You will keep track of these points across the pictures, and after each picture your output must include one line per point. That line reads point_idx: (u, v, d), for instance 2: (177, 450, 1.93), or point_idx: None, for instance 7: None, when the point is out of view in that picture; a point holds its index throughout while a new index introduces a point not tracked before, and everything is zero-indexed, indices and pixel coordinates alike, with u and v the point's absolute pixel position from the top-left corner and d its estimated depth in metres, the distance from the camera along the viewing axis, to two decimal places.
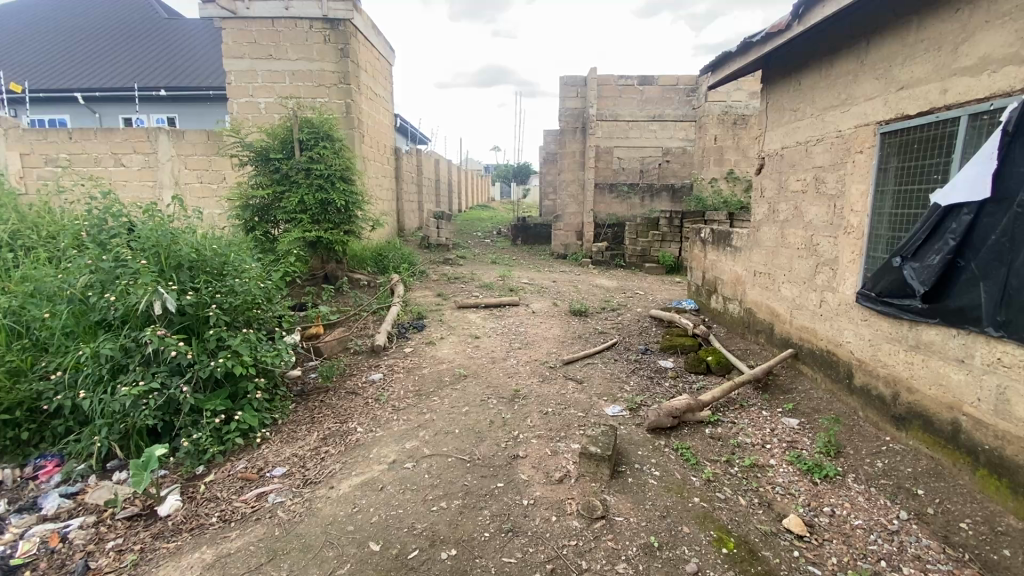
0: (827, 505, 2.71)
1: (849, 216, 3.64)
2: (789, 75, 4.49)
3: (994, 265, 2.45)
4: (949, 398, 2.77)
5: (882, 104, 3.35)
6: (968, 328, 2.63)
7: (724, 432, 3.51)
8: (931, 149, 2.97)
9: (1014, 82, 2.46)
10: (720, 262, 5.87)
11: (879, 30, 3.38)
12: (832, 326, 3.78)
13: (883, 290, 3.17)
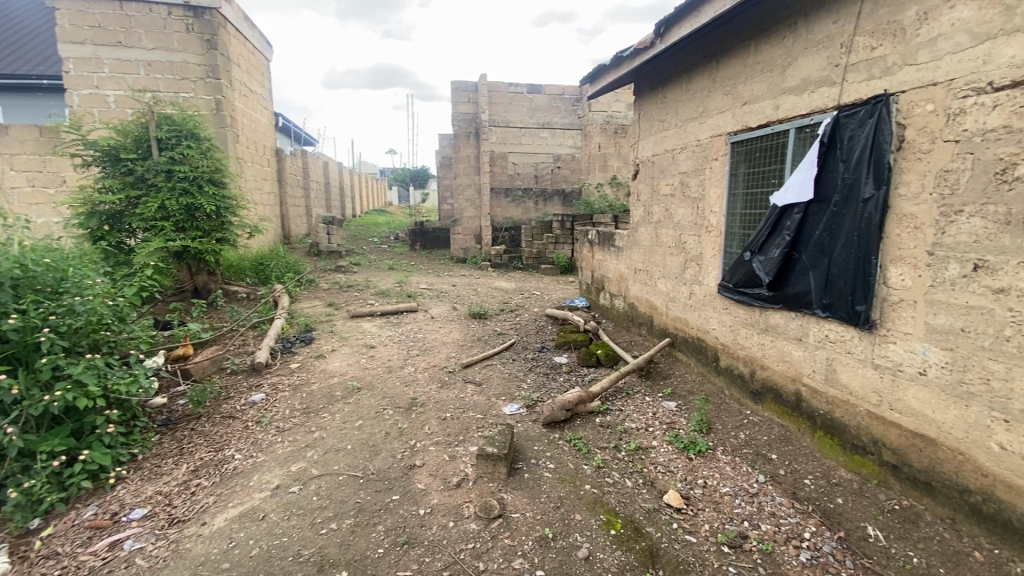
0: (700, 478, 2.99)
1: (710, 217, 4.07)
2: (656, 89, 4.92)
3: (819, 256, 2.87)
4: (792, 371, 3.20)
5: (731, 116, 3.79)
6: (803, 311, 3.06)
7: (613, 420, 3.74)
8: (769, 157, 3.42)
9: (827, 101, 2.91)
10: (606, 261, 6.25)
11: (726, 52, 3.81)
12: (700, 316, 4.20)
13: (739, 281, 3.60)
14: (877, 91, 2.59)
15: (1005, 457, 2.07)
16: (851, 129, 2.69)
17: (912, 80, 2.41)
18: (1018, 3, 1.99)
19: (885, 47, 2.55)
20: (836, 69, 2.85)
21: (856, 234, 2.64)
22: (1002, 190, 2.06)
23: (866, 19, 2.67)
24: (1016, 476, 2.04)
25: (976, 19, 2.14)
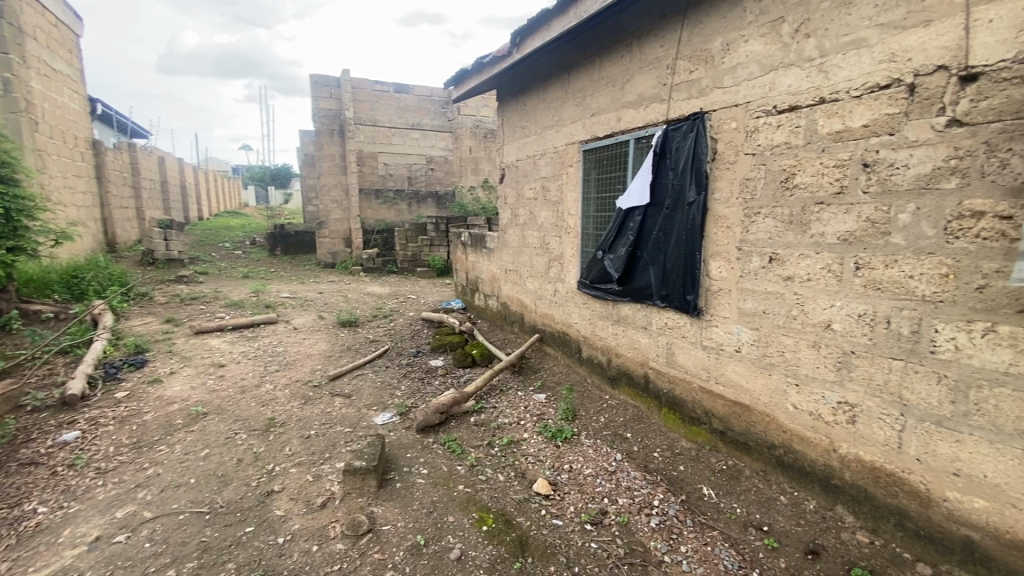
0: (566, 463, 3.18)
1: (568, 218, 4.35)
2: (515, 97, 5.15)
3: (657, 253, 3.25)
4: (641, 357, 3.56)
5: (582, 126, 4.09)
6: (647, 302, 3.43)
7: (487, 417, 3.82)
8: (615, 164, 3.76)
9: (658, 115, 3.29)
10: (479, 262, 6.35)
11: (575, 66, 4.12)
12: (564, 311, 4.48)
13: (595, 278, 3.92)
14: (695, 109, 2.98)
15: (797, 414, 2.51)
16: (677, 141, 3.08)
17: (721, 100, 2.81)
18: (791, 41, 2.42)
19: (700, 71, 2.95)
20: (664, 88, 3.23)
21: (684, 233, 3.02)
22: (786, 195, 2.49)
23: (685, 45, 3.05)
24: (806, 429, 2.48)
25: (763, 52, 2.57)
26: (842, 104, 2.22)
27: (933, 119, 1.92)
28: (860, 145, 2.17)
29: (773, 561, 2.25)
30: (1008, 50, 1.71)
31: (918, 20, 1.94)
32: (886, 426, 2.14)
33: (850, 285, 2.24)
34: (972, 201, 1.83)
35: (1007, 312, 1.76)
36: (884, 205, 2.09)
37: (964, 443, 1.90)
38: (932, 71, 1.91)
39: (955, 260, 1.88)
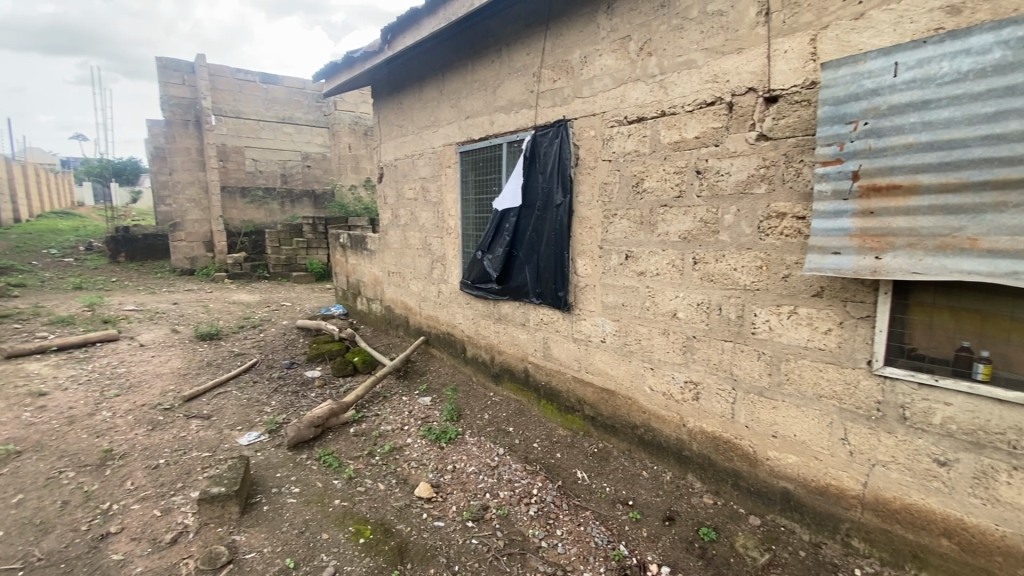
0: (449, 463, 3.18)
1: (448, 219, 4.36)
2: (391, 94, 5.02)
3: (532, 252, 3.40)
4: (521, 352, 3.69)
5: (457, 127, 4.12)
6: (524, 300, 3.56)
7: (368, 426, 3.68)
8: (490, 166, 3.85)
9: (527, 121, 3.42)
10: (359, 265, 6.11)
11: (449, 67, 4.14)
12: (447, 312, 4.48)
13: (475, 278, 3.98)
14: (559, 117, 3.16)
15: (654, 395, 2.78)
16: (545, 146, 3.24)
17: (581, 109, 3.01)
18: (637, 58, 2.67)
19: (563, 80, 3.13)
20: (532, 94, 3.37)
21: (554, 233, 3.20)
22: (638, 198, 2.74)
23: (548, 55, 3.22)
24: (661, 408, 2.75)
25: (615, 66, 2.80)
26: (679, 117, 2.50)
27: (747, 133, 2.23)
28: (694, 154, 2.45)
29: (636, 532, 2.46)
30: (798, 78, 2.04)
31: (733, 47, 2.25)
32: (722, 400, 2.45)
33: (690, 277, 2.52)
34: (777, 204, 2.15)
35: (805, 296, 2.10)
36: (713, 207, 2.39)
37: (778, 408, 2.23)
38: (744, 92, 2.22)
39: (767, 254, 2.21)
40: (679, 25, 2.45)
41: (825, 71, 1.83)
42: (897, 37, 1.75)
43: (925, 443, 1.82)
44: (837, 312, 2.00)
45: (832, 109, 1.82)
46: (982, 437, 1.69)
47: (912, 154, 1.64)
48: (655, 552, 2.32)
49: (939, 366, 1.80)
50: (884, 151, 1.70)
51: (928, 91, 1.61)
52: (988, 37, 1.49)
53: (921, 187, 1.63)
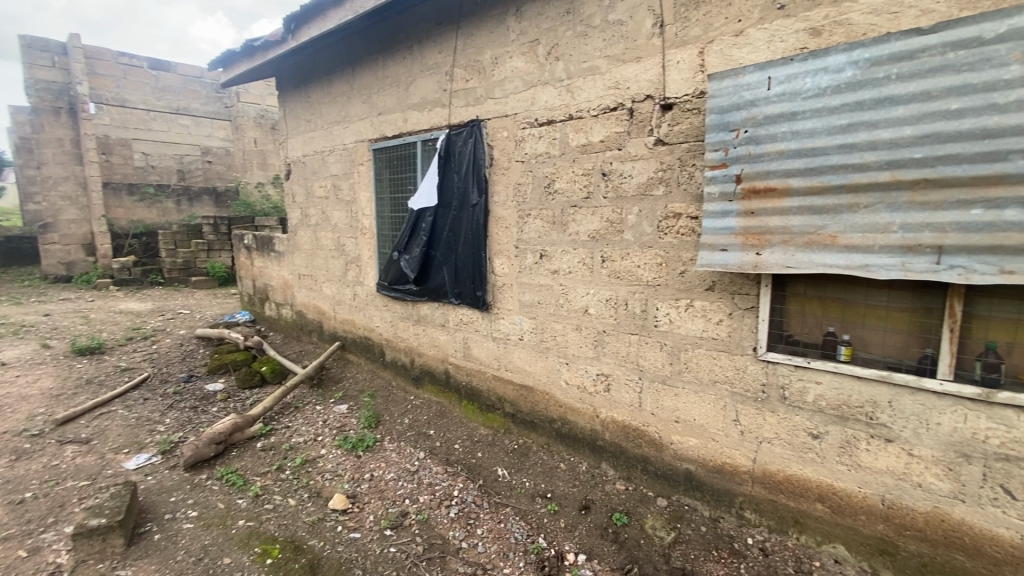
0: (367, 472, 3.08)
1: (362, 219, 4.21)
2: (297, 87, 4.76)
3: (449, 252, 3.38)
4: (441, 354, 3.65)
5: (369, 124, 3.99)
6: (442, 300, 3.53)
7: (277, 439, 3.47)
8: (404, 165, 3.77)
9: (441, 119, 3.39)
10: (267, 268, 5.74)
11: (359, 61, 3.99)
12: (364, 315, 4.34)
13: (391, 279, 3.88)
14: (472, 116, 3.16)
15: (569, 389, 2.86)
16: (459, 146, 3.23)
17: (494, 110, 3.04)
18: (546, 62, 2.74)
19: (475, 81, 3.13)
20: (445, 93, 3.34)
21: (470, 233, 3.20)
22: (549, 198, 2.81)
23: (460, 55, 3.20)
24: (576, 402, 2.84)
25: (525, 69, 2.85)
26: (585, 121, 2.59)
27: (646, 138, 2.36)
28: (600, 157, 2.56)
29: (554, 523, 2.52)
30: (689, 88, 2.19)
31: (632, 56, 2.37)
32: (631, 390, 2.58)
33: (599, 275, 2.63)
34: (674, 205, 2.30)
35: (699, 290, 2.26)
36: (618, 208, 2.51)
37: (680, 395, 2.39)
38: (643, 99, 2.35)
39: (666, 251, 2.35)
40: (583, 32, 2.54)
41: (711, 82, 1.97)
42: (770, 53, 1.93)
43: (801, 419, 2.03)
44: (727, 304, 2.18)
45: (718, 117, 1.97)
46: (845, 411, 1.92)
47: (783, 160, 1.82)
48: (572, 542, 2.40)
49: (811, 349, 2.02)
50: (761, 157, 1.86)
51: (796, 103, 1.78)
52: (842, 57, 1.67)
53: (792, 189, 1.81)
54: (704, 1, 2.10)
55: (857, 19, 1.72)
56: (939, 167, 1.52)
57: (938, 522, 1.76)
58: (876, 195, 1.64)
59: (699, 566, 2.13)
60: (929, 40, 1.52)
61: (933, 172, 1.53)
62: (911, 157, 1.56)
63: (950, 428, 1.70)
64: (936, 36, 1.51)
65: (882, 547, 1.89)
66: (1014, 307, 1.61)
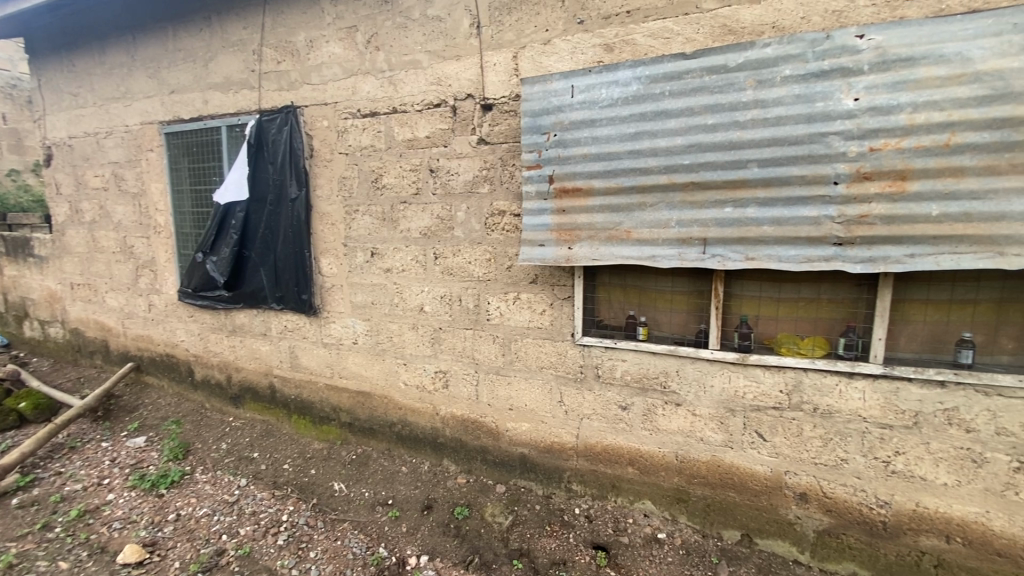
0: (171, 512, 2.63)
1: (155, 215, 3.57)
2: (56, 52, 3.84)
3: (266, 252, 3.05)
4: (263, 366, 3.29)
5: (159, 103, 3.39)
6: (261, 306, 3.18)
7: (42, 492, 2.78)
8: (207, 153, 3.28)
9: (249, 104, 3.03)
10: (23, 277, 4.55)
11: (141, 28, 3.36)
12: (164, 328, 3.70)
13: (197, 285, 3.37)
14: (286, 102, 2.89)
15: (407, 390, 2.80)
16: (273, 134, 2.93)
17: (311, 97, 2.81)
18: (365, 51, 2.61)
19: (288, 63, 2.86)
20: (253, 74, 2.99)
21: (290, 231, 2.93)
22: (377, 194, 2.70)
23: (269, 33, 2.89)
24: (415, 402, 2.79)
25: (343, 56, 2.68)
26: (409, 115, 2.54)
27: (469, 136, 2.40)
28: (426, 153, 2.53)
29: (396, 530, 2.45)
30: (505, 90, 2.27)
31: (452, 53, 2.38)
32: (468, 384, 2.62)
33: (432, 272, 2.61)
34: (497, 202, 2.38)
35: (524, 284, 2.38)
36: (446, 205, 2.51)
37: (513, 384, 2.49)
38: (464, 97, 2.38)
39: (493, 247, 2.43)
40: (402, 24, 2.48)
41: (523, 86, 2.08)
42: (574, 64, 2.09)
43: (612, 394, 2.27)
44: (548, 295, 2.33)
45: (531, 120, 2.08)
46: (646, 383, 2.19)
47: (586, 162, 1.99)
48: (415, 545, 2.35)
49: (617, 332, 2.27)
50: (569, 159, 2.02)
51: (594, 111, 1.96)
52: (628, 72, 1.89)
53: (594, 190, 2.00)
54: (514, 8, 2.20)
55: (640, 40, 1.96)
56: (702, 172, 1.80)
57: (716, 467, 2.11)
58: (658, 195, 1.89)
59: (535, 543, 2.25)
60: (691, 64, 1.79)
61: (698, 176, 1.81)
62: (682, 163, 1.83)
63: (720, 388, 2.05)
64: (695, 61, 1.78)
65: (678, 495, 2.20)
66: (757, 286, 2.00)
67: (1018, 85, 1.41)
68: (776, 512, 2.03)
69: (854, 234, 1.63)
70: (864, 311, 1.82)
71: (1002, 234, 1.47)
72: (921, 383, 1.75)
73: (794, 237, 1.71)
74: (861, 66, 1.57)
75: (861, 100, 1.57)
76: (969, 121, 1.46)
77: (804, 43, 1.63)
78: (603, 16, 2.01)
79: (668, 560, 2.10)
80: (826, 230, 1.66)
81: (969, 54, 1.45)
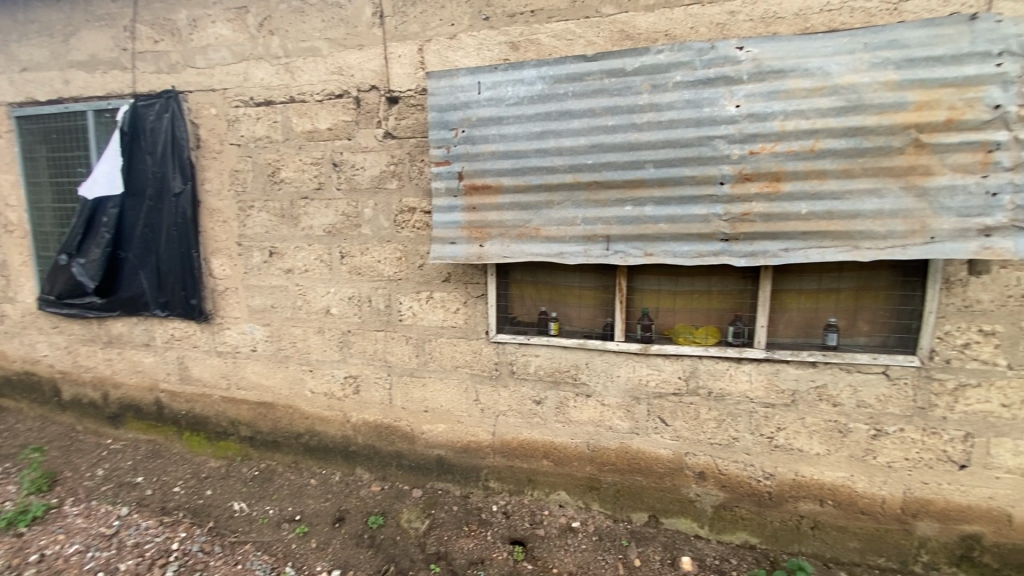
0: (33, 554, 2.29)
1: (5, 212, 3.08)
2: None
3: (146, 253, 2.74)
4: (147, 380, 2.96)
5: (6, 82, 2.92)
6: (142, 314, 2.85)
7: None
8: (70, 141, 2.89)
9: (122, 87, 2.69)
10: None
11: None
12: (21, 342, 3.21)
13: (61, 292, 2.95)
14: (166, 86, 2.61)
15: (314, 398, 2.65)
16: (150, 121, 2.63)
17: (196, 82, 2.55)
18: (257, 35, 2.42)
19: (167, 44, 2.58)
20: (124, 54, 2.66)
21: (175, 229, 2.66)
22: (274, 189, 2.51)
23: (144, 9, 2.59)
24: (324, 410, 2.65)
25: (232, 39, 2.46)
26: (309, 106, 2.39)
27: (374, 130, 2.30)
28: (329, 147, 2.39)
29: (304, 547, 2.30)
30: (411, 83, 2.21)
31: (353, 43, 2.27)
32: (380, 388, 2.52)
33: (338, 272, 2.48)
34: (406, 199, 2.31)
35: (436, 283, 2.33)
36: (352, 201, 2.39)
37: (426, 385, 2.44)
38: (368, 89, 2.28)
39: (403, 245, 2.36)
40: (299, 8, 2.32)
41: (429, 81, 2.03)
42: (480, 60, 2.08)
43: (526, 389, 2.29)
44: (461, 293, 2.31)
45: (438, 115, 2.04)
46: (558, 377, 2.24)
47: (495, 160, 1.99)
48: (325, 560, 2.23)
49: (530, 328, 2.30)
50: (477, 156, 2.01)
51: (501, 109, 1.96)
52: (533, 71, 1.91)
53: (503, 187, 2.00)
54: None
55: (544, 40, 1.99)
56: (605, 171, 1.87)
57: (624, 454, 2.21)
58: (564, 193, 1.93)
59: (452, 545, 2.22)
60: (592, 66, 1.84)
61: (601, 175, 1.87)
62: (586, 162, 1.88)
63: (627, 378, 2.15)
64: (596, 63, 1.84)
65: (591, 484, 2.28)
66: (657, 280, 2.10)
67: (867, 98, 1.60)
68: (678, 492, 2.17)
69: (738, 231, 1.76)
70: (749, 301, 2.00)
71: (858, 230, 1.66)
72: (797, 364, 1.94)
73: (688, 234, 1.82)
74: (741, 75, 1.70)
75: (741, 107, 1.70)
76: (829, 128, 1.64)
77: (692, 52, 1.74)
78: (508, 14, 2.02)
79: (582, 547, 2.16)
80: (714, 227, 1.79)
81: (829, 69, 1.63)
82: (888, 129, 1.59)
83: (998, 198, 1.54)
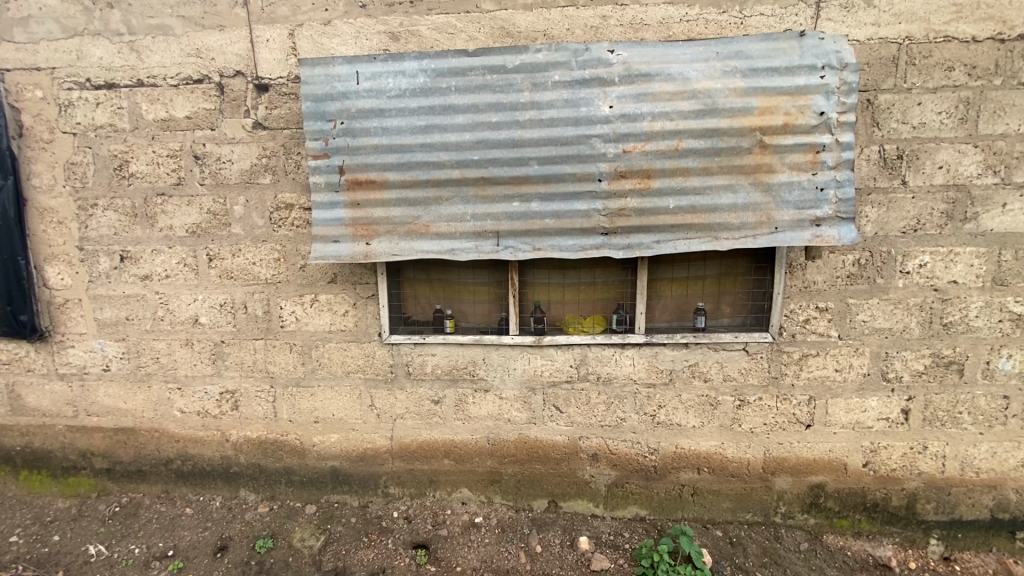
0: None
1: None
2: None
3: None
4: None
5: None
6: None
7: None
8: None
9: None
10: None
11: None
12: None
13: None
14: None
15: (186, 418, 2.38)
16: None
17: (12, 58, 2.15)
18: (92, 7, 2.09)
19: None
20: None
21: None
22: (123, 185, 2.21)
23: None
24: (198, 431, 2.39)
25: (58, 9, 2.11)
26: (162, 91, 2.13)
27: (242, 119, 2.11)
28: (189, 137, 2.15)
29: None
30: (283, 70, 2.05)
31: (213, 23, 2.06)
32: (262, 402, 2.33)
33: (207, 277, 2.24)
34: (283, 195, 2.14)
35: (321, 284, 2.20)
36: (220, 198, 2.17)
37: (316, 394, 2.30)
38: (233, 75, 2.08)
39: (282, 245, 2.19)
40: None
41: (302, 68, 1.89)
42: (358, 49, 1.99)
43: (423, 389, 2.25)
44: (350, 295, 2.20)
45: (313, 105, 1.91)
46: (455, 374, 2.22)
47: (378, 154, 1.91)
48: None
49: (425, 327, 2.25)
50: (359, 150, 1.92)
51: (382, 100, 1.88)
52: (414, 64, 1.86)
53: (388, 182, 1.93)
54: None
55: (425, 32, 1.95)
56: (490, 168, 1.88)
57: (523, 444, 2.26)
58: (451, 189, 1.91)
59: (351, 558, 2.12)
60: (473, 62, 1.84)
61: (487, 172, 1.88)
62: (471, 158, 1.88)
63: (522, 370, 2.19)
64: (477, 58, 1.84)
65: (492, 477, 2.30)
66: (546, 274, 2.16)
67: (720, 103, 1.77)
68: (574, 475, 2.26)
69: (616, 225, 1.87)
70: (629, 291, 2.14)
71: (717, 222, 1.84)
72: (673, 346, 2.10)
73: (571, 228, 1.89)
74: (613, 77, 1.80)
75: (615, 107, 1.80)
76: (690, 130, 1.79)
77: (568, 53, 1.80)
78: (386, 3, 1.94)
79: (485, 541, 2.18)
80: (595, 222, 1.88)
81: (688, 75, 1.77)
82: (738, 131, 1.77)
83: (824, 193, 1.78)
